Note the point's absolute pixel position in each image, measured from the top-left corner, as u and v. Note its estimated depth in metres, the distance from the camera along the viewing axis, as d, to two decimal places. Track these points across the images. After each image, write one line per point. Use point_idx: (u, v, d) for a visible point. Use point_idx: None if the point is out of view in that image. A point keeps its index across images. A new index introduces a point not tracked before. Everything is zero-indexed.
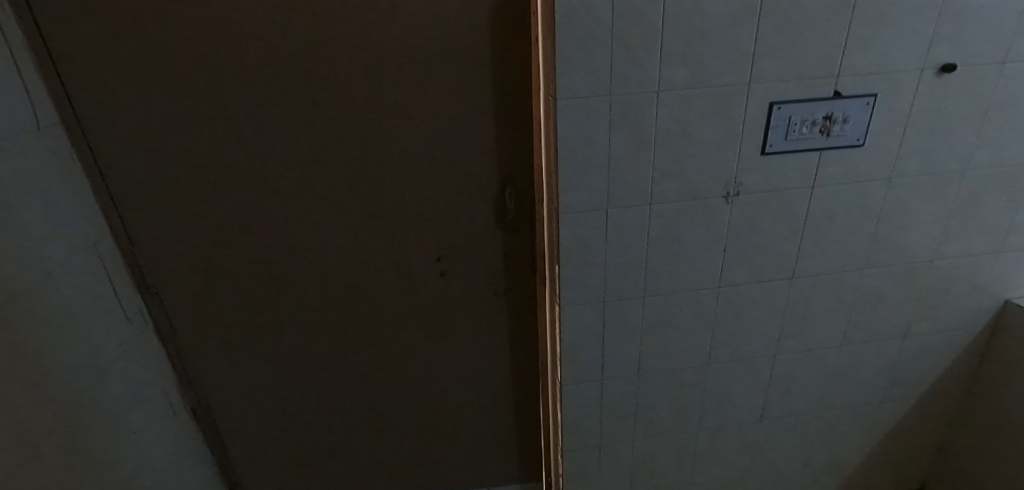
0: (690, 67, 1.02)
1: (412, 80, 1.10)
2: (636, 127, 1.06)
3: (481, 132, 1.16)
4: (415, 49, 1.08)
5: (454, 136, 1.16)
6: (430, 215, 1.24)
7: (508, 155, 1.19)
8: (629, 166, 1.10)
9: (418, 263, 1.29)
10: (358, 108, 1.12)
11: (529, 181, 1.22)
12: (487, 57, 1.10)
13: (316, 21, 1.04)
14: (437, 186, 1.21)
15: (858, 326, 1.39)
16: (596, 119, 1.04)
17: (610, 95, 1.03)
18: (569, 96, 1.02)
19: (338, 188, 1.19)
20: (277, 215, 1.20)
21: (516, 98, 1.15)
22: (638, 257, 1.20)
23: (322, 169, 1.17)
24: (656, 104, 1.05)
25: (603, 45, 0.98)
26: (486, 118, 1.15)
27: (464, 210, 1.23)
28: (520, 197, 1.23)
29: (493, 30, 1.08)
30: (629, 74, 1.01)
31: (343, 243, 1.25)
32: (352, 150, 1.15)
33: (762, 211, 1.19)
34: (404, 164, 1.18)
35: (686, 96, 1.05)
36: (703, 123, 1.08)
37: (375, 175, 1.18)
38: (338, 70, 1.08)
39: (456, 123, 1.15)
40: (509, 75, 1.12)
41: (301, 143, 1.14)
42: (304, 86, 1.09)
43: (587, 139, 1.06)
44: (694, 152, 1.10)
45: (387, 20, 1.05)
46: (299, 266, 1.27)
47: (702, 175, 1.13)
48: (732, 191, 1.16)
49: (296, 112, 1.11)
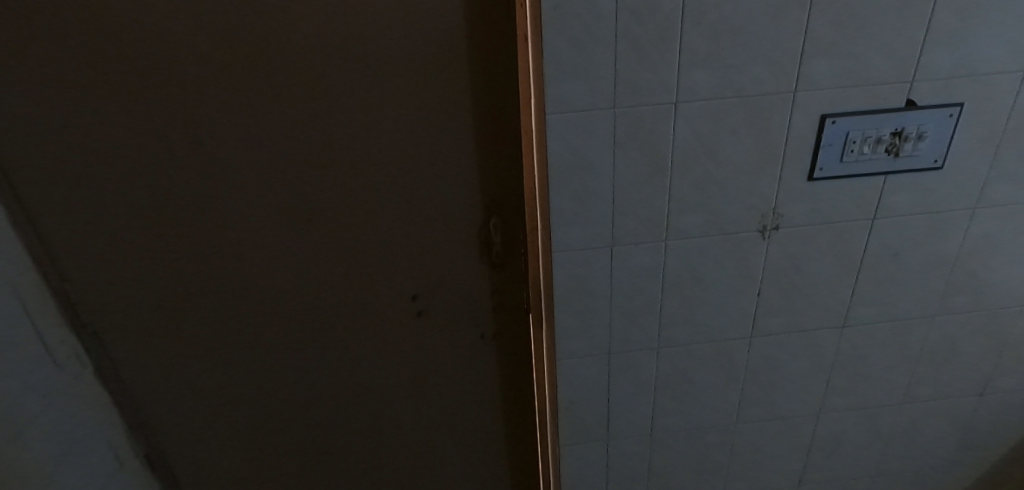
0: (719, 71, 0.80)
1: (374, 93, 0.90)
2: (647, 147, 0.85)
3: (460, 154, 0.96)
4: (374, 54, 0.87)
5: (428, 159, 0.96)
6: (402, 250, 1.05)
7: (493, 180, 0.99)
8: (639, 196, 0.89)
9: (392, 304, 1.11)
10: (312, 126, 0.93)
11: (519, 210, 1.02)
12: (465, 62, 0.89)
13: (251, 20, 0.83)
14: (411, 217, 1.02)
15: (924, 382, 1.15)
16: (598, 139, 0.83)
17: (615, 108, 0.81)
18: (562, 110, 0.81)
19: (293, 219, 1.01)
20: (226, 249, 1.03)
21: (503, 113, 0.94)
22: (652, 302, 0.99)
23: (273, 196, 0.99)
24: (674, 119, 0.83)
25: (605, 46, 0.77)
26: (467, 136, 0.95)
27: (441, 244, 1.04)
28: (508, 229, 1.03)
29: (471, 27, 0.87)
30: (638, 82, 0.80)
31: (303, 279, 1.07)
32: (307, 175, 0.97)
33: (807, 248, 0.96)
34: (370, 192, 0.99)
35: (712, 108, 0.83)
36: (735, 143, 0.86)
37: (335, 204, 1.00)
38: (283, 80, 0.88)
39: (430, 143, 0.95)
40: (492, 84, 0.92)
41: (246, 167, 0.96)
42: (244, 101, 0.90)
43: (587, 162, 0.85)
44: (722, 178, 0.88)
45: (337, 18, 0.84)
46: (256, 305, 1.10)
47: (732, 206, 0.91)
48: (770, 225, 0.93)
49: (236, 131, 0.92)
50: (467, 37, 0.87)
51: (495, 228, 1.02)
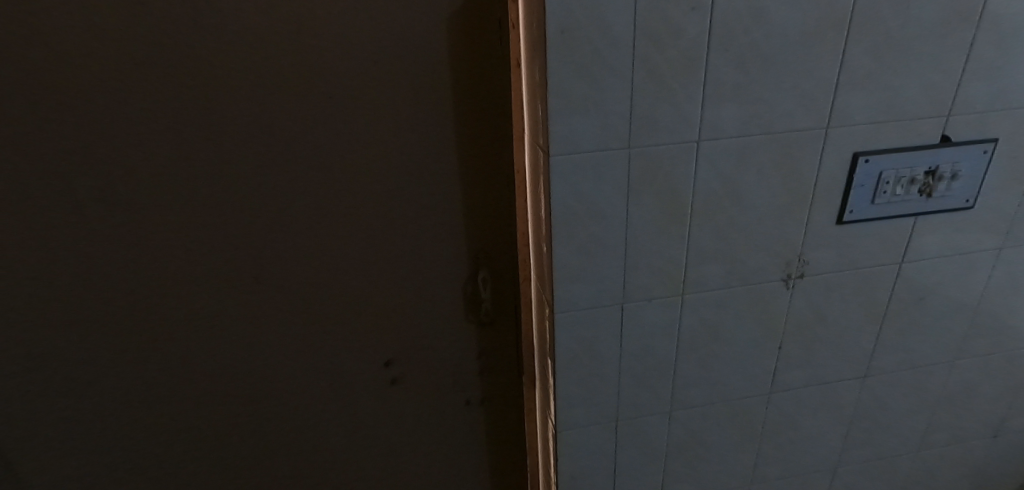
0: (747, 104, 0.69)
1: (342, 125, 0.76)
2: (665, 192, 0.73)
3: (443, 194, 0.83)
4: (342, 80, 0.73)
5: (407, 200, 0.82)
6: (375, 307, 0.89)
7: (482, 224, 0.86)
8: (654, 246, 0.77)
9: (362, 369, 0.94)
10: (265, 164, 0.77)
11: (511, 257, 0.89)
12: (451, 89, 0.77)
13: (188, 38, 0.68)
14: (385, 269, 0.86)
15: (940, 428, 1.07)
16: (609, 183, 0.71)
17: (630, 148, 0.69)
18: (569, 150, 0.68)
19: (242, 275, 0.84)
20: (155, 316, 0.84)
21: (492, 147, 0.81)
22: (665, 363, 0.87)
23: (217, 251, 0.81)
24: (695, 159, 0.71)
25: (621, 76, 0.64)
26: (452, 174, 0.82)
27: (421, 298, 0.89)
28: (499, 279, 0.90)
29: (455, 48, 0.75)
30: (657, 117, 0.68)
31: (252, 346, 0.90)
32: (259, 223, 0.80)
33: (832, 296, 0.87)
34: (336, 241, 0.83)
35: (738, 146, 0.72)
36: (761, 185, 0.75)
37: (294, 256, 0.84)
38: (228, 110, 0.73)
39: (408, 182, 0.81)
40: (482, 115, 0.79)
41: (182, 215, 0.78)
42: (180, 136, 0.73)
43: (596, 209, 0.72)
44: (747, 224, 0.78)
45: (297, 36, 0.70)
46: (195, 380, 0.90)
47: (756, 254, 0.80)
48: (795, 273, 0.83)
49: (168, 173, 0.75)
50: (452, 59, 0.75)
51: (485, 279, 0.89)
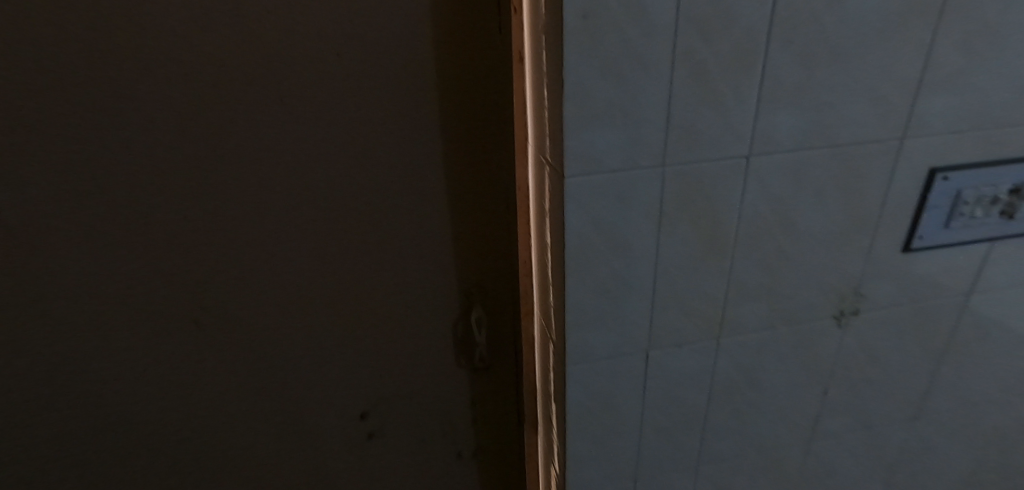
0: (810, 112, 0.55)
1: (301, 136, 0.61)
2: (704, 219, 0.59)
3: (428, 217, 0.69)
4: (298, 79, 0.58)
5: (386, 225, 0.68)
6: (348, 348, 0.75)
7: (474, 251, 0.73)
8: (687, 282, 0.63)
9: (337, 419, 0.80)
10: (206, 186, 0.61)
11: (508, 286, 0.76)
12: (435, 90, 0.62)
13: (85, 27, 0.51)
14: (360, 304, 0.73)
15: (990, 468, 0.96)
16: (636, 210, 0.56)
17: (663, 168, 0.55)
18: (588, 171, 0.53)
19: (187, 318, 0.69)
20: (78, 371, 0.69)
21: (486, 161, 0.68)
22: (693, 415, 0.73)
23: (153, 291, 0.66)
24: (744, 180, 0.57)
25: (656, 76, 0.50)
26: (438, 194, 0.68)
27: (404, 337, 0.76)
28: (494, 312, 0.77)
29: (440, 41, 0.60)
30: (700, 128, 0.53)
31: (202, 402, 0.75)
32: (205, 258, 0.66)
33: (888, 333, 0.74)
34: (300, 276, 0.69)
35: (795, 164, 0.57)
36: (819, 209, 0.61)
37: (251, 294, 0.69)
38: (153, 120, 0.57)
39: (385, 203, 0.67)
40: (474, 123, 0.65)
41: (102, 252, 0.62)
42: (88, 155, 0.57)
43: (619, 242, 0.58)
44: (799, 256, 0.64)
45: (236, 24, 0.54)
46: (136, 442, 0.75)
47: (807, 290, 0.67)
48: (849, 309, 0.70)
49: (77, 200, 0.59)
50: (437, 54, 0.60)
51: (478, 314, 0.76)
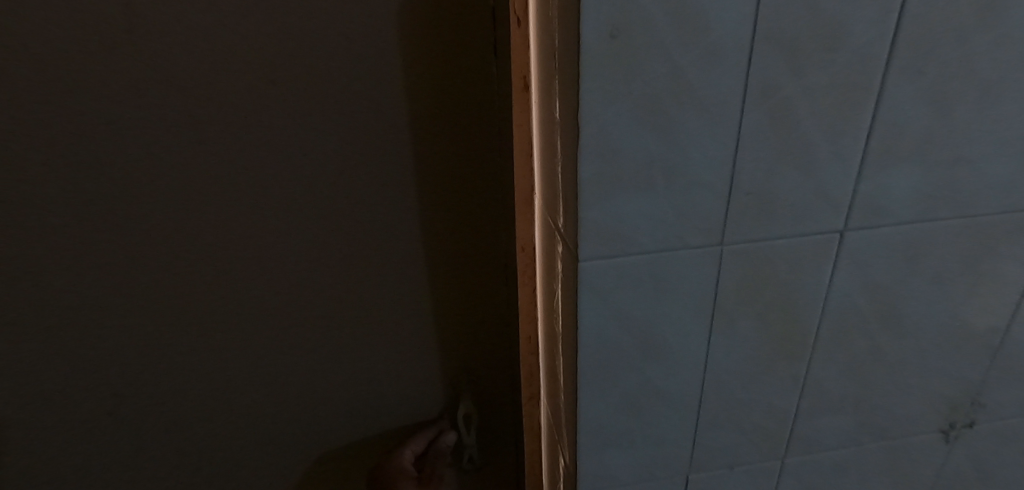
0: (936, 171, 0.39)
1: (276, 194, 0.56)
2: (777, 312, 0.43)
3: (416, 284, 0.65)
4: (274, 131, 0.52)
5: (371, 299, 0.65)
6: (331, 401, 0.71)
7: (465, 323, 0.69)
8: (747, 391, 0.46)
9: (321, 464, 0.77)
10: (170, 228, 0.56)
11: (497, 378, 0.74)
12: (426, 143, 0.56)
13: (26, 48, 0.45)
14: (344, 361, 0.68)
15: None
16: (681, 301, 0.40)
17: (722, 247, 0.39)
18: (616, 253, 0.37)
19: (157, 364, 0.64)
20: (43, 410, 0.64)
21: (478, 232, 0.63)
22: None
23: (118, 332, 0.61)
24: (835, 262, 0.41)
25: (721, 121, 0.34)
26: (427, 261, 0.63)
27: (395, 406, 0.74)
28: (483, 402, 0.75)
29: (427, 68, 0.52)
30: (779, 194, 0.37)
31: (194, 439, 0.70)
32: (174, 301, 0.60)
33: (1011, 450, 0.55)
34: (279, 330, 0.65)
35: (906, 240, 0.41)
36: (934, 297, 0.45)
37: (226, 340, 0.64)
38: (107, 153, 0.51)
39: (371, 279, 0.63)
40: (467, 196, 0.60)
41: (58, 290, 0.57)
42: (51, 178, 0.50)
43: (656, 342, 0.42)
44: (900, 355, 0.47)
45: (204, 60, 0.48)
46: (115, 477, 0.71)
47: (907, 397, 0.50)
48: (962, 421, 0.52)
49: (39, 228, 0.53)
50: (429, 109, 0.55)
51: (467, 409, 0.74)
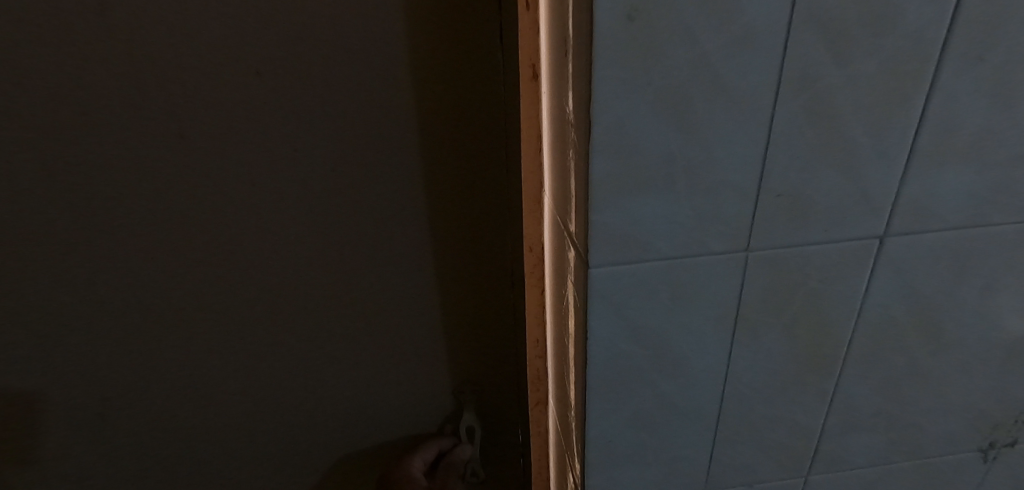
0: (992, 171, 0.34)
1: (308, 193, 0.63)
2: (806, 323, 0.39)
3: (430, 276, 0.71)
4: (311, 139, 0.60)
5: (391, 290, 0.71)
6: (355, 383, 0.79)
7: (475, 319, 0.76)
8: (769, 406, 0.43)
9: (340, 439, 0.85)
10: (216, 220, 0.63)
11: (501, 384, 0.83)
12: (441, 149, 0.62)
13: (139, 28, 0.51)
14: (367, 347, 0.76)
15: None
16: (700, 313, 0.37)
17: (746, 253, 0.35)
18: (630, 259, 0.34)
19: (206, 341, 0.72)
20: (112, 371, 0.72)
21: (486, 232, 0.69)
22: None
23: (171, 312, 0.69)
24: (872, 270, 0.37)
25: (750, 115, 0.30)
26: (440, 256, 0.70)
27: (411, 402, 0.82)
28: (490, 418, 0.86)
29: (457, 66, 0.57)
30: (815, 195, 0.34)
31: (253, 394, 0.78)
32: (220, 287, 0.68)
33: None
34: (320, 300, 0.71)
35: (953, 247, 0.37)
36: (980, 308, 0.41)
37: (265, 325, 0.72)
38: (167, 151, 0.58)
39: (390, 271, 0.70)
40: (478, 198, 0.66)
41: (124, 270, 0.65)
42: (155, 156, 0.58)
43: (672, 356, 0.39)
44: (939, 370, 0.43)
45: (251, 74, 0.55)
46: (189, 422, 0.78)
47: (943, 413, 0.46)
48: (1002, 440, 0.48)
49: (146, 201, 0.61)
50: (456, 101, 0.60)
51: (471, 422, 0.83)
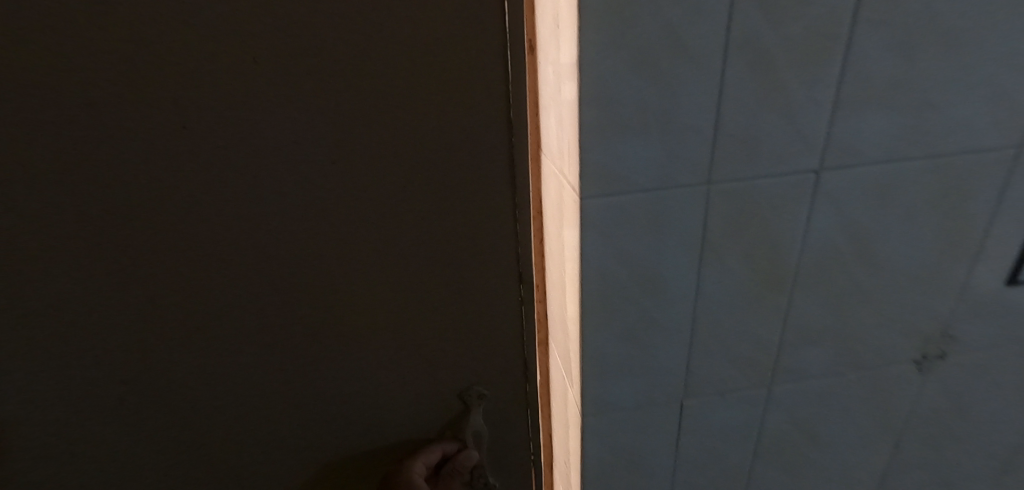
0: (902, 114, 0.43)
1: (259, 212, 0.48)
2: (762, 246, 0.47)
3: (419, 303, 0.56)
4: (258, 140, 0.45)
5: (367, 322, 0.56)
6: (330, 433, 0.62)
7: (490, 325, 0.60)
8: (735, 323, 0.51)
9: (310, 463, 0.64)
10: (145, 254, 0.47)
11: (513, 400, 0.66)
12: (434, 152, 0.48)
13: None
14: (342, 389, 0.59)
15: None
16: (675, 239, 0.45)
17: (710, 187, 0.43)
18: (616, 192, 0.42)
19: (135, 400, 0.55)
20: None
21: (490, 251, 0.55)
22: (738, 474, 0.61)
23: (88, 367, 0.51)
24: (812, 199, 0.45)
25: (707, 70, 0.38)
26: (433, 281, 0.55)
27: (400, 439, 0.65)
28: (502, 425, 0.67)
29: None
30: (761, 136, 0.42)
31: (207, 407, 0.57)
32: (149, 328, 0.51)
33: (978, 381, 0.61)
34: (294, 285, 0.52)
35: (879, 180, 0.46)
36: (909, 232, 0.49)
37: (214, 378, 0.55)
38: (64, 131, 0.41)
39: (368, 301, 0.55)
40: (481, 211, 0.52)
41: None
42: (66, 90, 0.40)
43: (653, 278, 0.47)
44: (875, 292, 0.52)
45: (185, 27, 0.40)
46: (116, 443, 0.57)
47: (881, 330, 0.54)
48: (933, 353, 0.57)
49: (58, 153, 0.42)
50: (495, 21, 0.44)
51: (479, 426, 0.65)
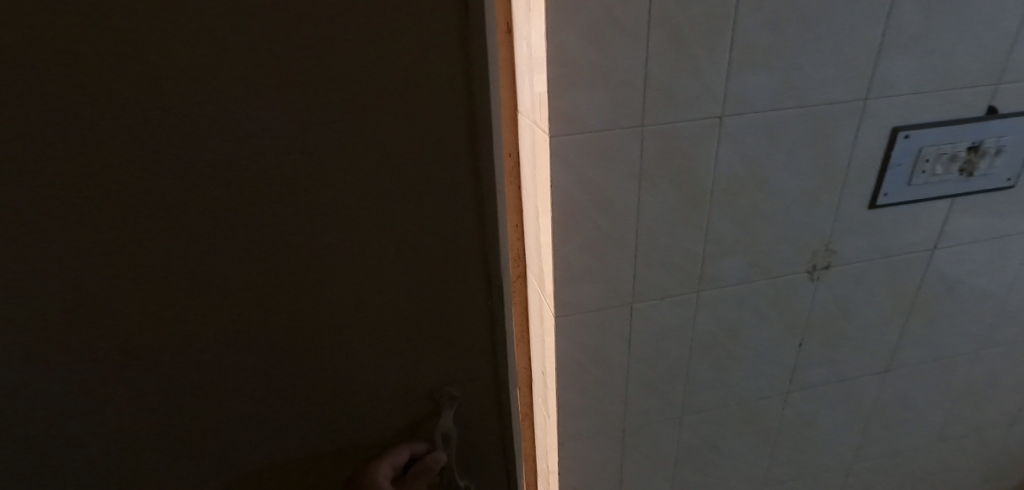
0: (779, 73, 0.59)
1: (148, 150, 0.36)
2: (685, 175, 0.63)
3: (364, 281, 0.46)
4: (136, 90, 0.35)
5: (295, 308, 0.45)
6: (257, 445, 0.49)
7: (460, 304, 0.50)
8: (669, 238, 0.67)
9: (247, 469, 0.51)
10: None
11: (479, 401, 0.56)
12: (381, 89, 0.39)
13: None
14: (265, 407, 0.48)
15: (963, 419, 1.00)
16: (620, 168, 0.61)
17: (644, 127, 0.59)
18: (575, 129, 0.57)
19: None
20: None
21: (453, 215, 0.45)
22: (678, 366, 0.77)
23: None
24: (718, 138, 0.62)
25: (636, 40, 0.54)
26: (381, 252, 0.45)
27: (336, 470, 0.54)
28: (475, 424, 0.57)
29: None
30: (679, 88, 0.58)
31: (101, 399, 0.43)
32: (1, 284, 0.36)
33: (859, 287, 0.78)
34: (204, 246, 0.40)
35: (767, 124, 0.62)
36: (794, 164, 0.66)
37: (75, 400, 0.42)
38: None
39: (294, 280, 0.44)
40: (440, 160, 0.43)
41: None
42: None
43: (605, 200, 0.62)
44: (773, 213, 0.69)
45: None
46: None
47: (780, 245, 0.71)
48: (821, 263, 0.74)
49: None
50: None
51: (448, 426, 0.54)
